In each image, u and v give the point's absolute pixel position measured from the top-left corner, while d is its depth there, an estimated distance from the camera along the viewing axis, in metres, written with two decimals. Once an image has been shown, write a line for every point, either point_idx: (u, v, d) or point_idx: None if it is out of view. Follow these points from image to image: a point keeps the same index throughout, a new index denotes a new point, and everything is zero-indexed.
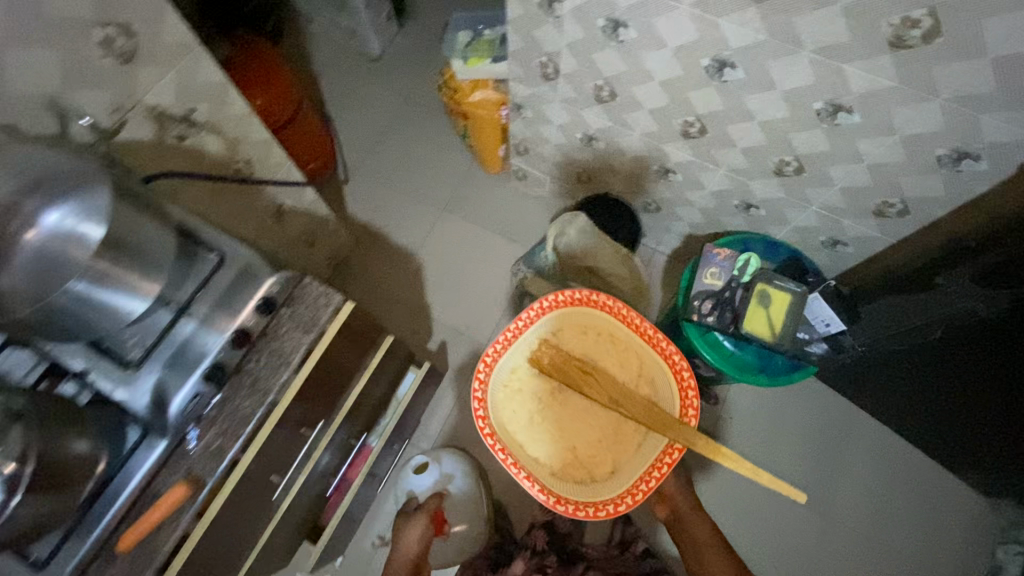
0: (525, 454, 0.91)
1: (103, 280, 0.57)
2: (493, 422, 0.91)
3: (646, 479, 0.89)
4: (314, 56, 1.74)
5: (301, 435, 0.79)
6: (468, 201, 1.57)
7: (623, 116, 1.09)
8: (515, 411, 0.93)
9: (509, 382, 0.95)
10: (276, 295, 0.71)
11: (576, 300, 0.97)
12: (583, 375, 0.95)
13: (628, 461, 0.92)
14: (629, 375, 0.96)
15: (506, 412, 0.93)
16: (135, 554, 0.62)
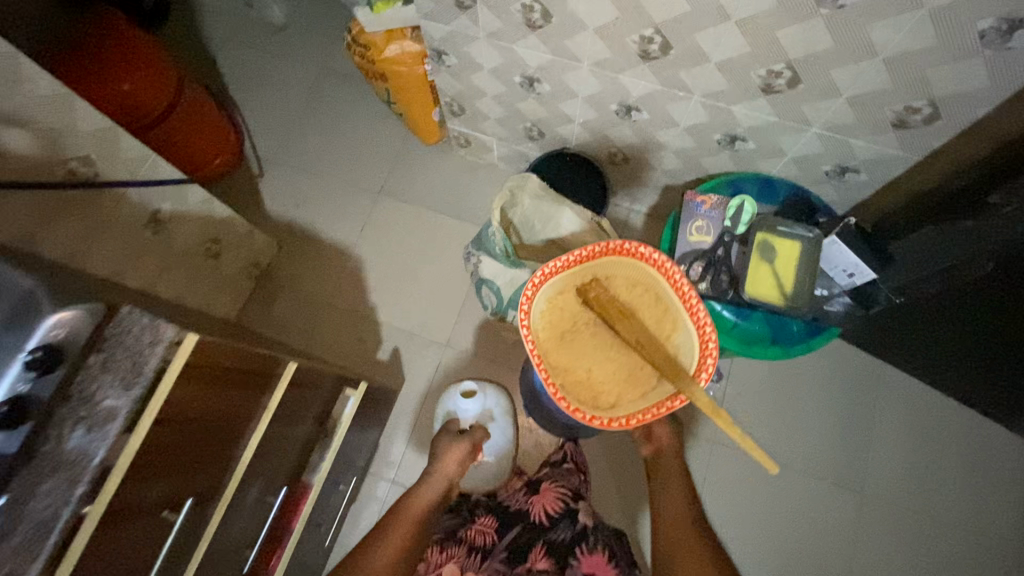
0: (545, 354, 0.70)
1: None
2: (536, 325, 0.71)
3: (642, 415, 0.66)
4: (207, 32, 1.47)
5: (167, 519, 0.57)
6: (406, 180, 1.33)
7: (564, 44, 0.86)
8: (553, 320, 0.72)
9: (558, 298, 0.73)
10: (66, 340, 0.51)
11: (641, 253, 0.71)
12: (623, 310, 0.69)
13: (633, 398, 0.68)
14: (665, 327, 0.70)
15: (550, 319, 0.72)
16: None
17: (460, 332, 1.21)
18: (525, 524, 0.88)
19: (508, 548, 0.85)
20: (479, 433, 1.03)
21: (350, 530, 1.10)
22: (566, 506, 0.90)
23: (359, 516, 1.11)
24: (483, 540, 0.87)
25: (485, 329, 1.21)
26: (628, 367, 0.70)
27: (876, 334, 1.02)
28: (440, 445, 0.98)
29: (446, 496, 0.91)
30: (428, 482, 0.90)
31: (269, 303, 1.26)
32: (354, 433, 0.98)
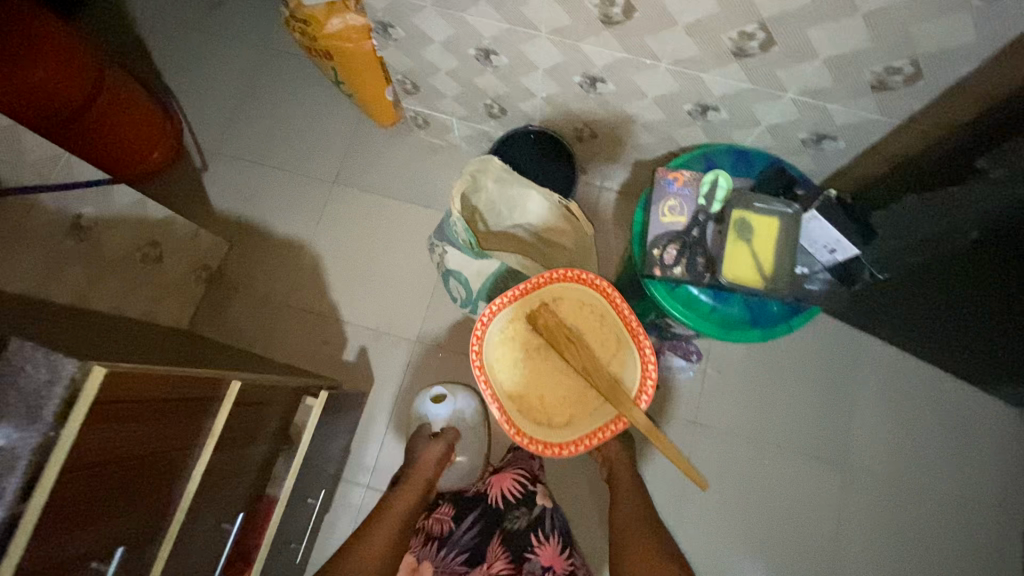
0: (500, 383, 0.76)
1: None
2: (491, 356, 0.77)
3: (589, 438, 0.74)
4: (130, 11, 1.33)
5: (98, 569, 0.51)
6: (363, 166, 1.24)
7: (519, 11, 0.78)
8: (507, 348, 0.78)
9: (509, 327, 0.78)
10: None
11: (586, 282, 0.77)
12: (570, 337, 0.75)
13: (581, 420, 0.76)
14: (609, 348, 0.77)
15: (504, 350, 0.77)
16: None
17: (430, 326, 1.16)
18: (483, 510, 0.86)
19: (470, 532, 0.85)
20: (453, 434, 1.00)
21: (326, 539, 1.06)
22: (525, 489, 0.88)
23: (335, 524, 1.06)
24: (440, 529, 0.85)
25: (455, 320, 1.15)
26: (576, 389, 0.77)
27: (855, 309, 1.00)
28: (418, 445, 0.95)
29: (425, 498, 0.87)
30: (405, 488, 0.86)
31: (221, 308, 1.17)
32: (321, 442, 0.93)
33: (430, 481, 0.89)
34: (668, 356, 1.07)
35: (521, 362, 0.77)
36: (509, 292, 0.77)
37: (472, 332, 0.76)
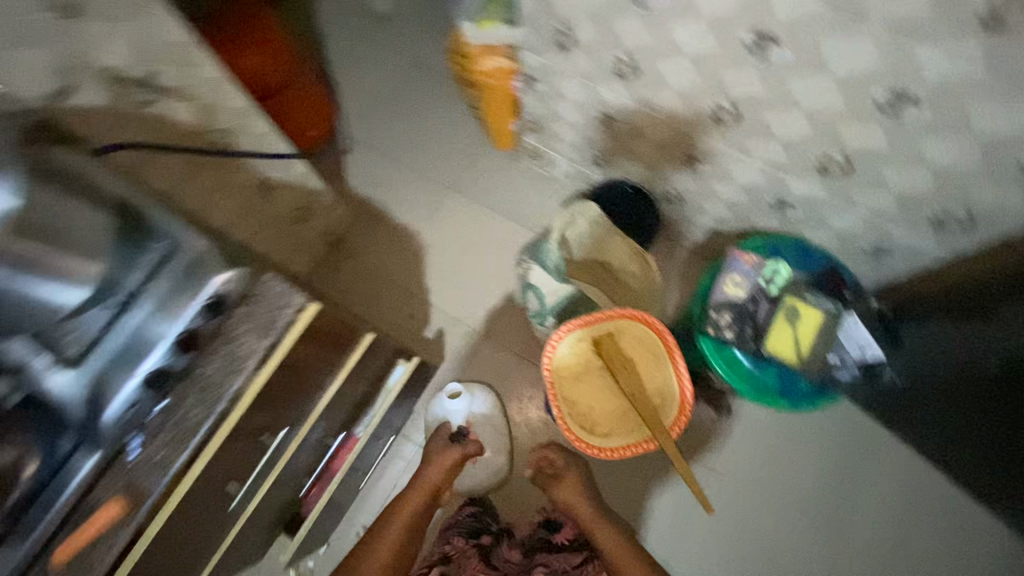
0: (561, 388, 0.93)
1: (25, 267, 0.51)
2: (557, 365, 0.94)
3: (623, 449, 0.91)
4: (318, 13, 1.60)
5: (262, 440, 0.72)
6: (474, 179, 1.45)
7: (645, 95, 0.95)
8: (571, 362, 0.94)
9: (576, 347, 0.94)
10: (231, 293, 0.63)
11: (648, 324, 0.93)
12: (626, 366, 0.91)
13: (620, 433, 0.92)
14: (655, 383, 0.93)
15: (569, 363, 0.94)
16: (71, 569, 0.57)
17: (501, 328, 1.34)
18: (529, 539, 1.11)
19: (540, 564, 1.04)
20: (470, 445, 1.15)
21: (375, 480, 1.25)
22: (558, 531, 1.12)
23: (384, 471, 1.26)
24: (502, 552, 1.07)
25: (522, 327, 1.33)
26: (621, 408, 0.93)
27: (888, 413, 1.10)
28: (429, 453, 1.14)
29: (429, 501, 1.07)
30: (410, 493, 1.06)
31: (337, 267, 1.41)
32: (398, 398, 1.13)
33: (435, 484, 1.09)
34: (700, 406, 1.21)
35: (580, 376, 0.94)
36: (583, 318, 0.92)
37: (546, 344, 0.92)
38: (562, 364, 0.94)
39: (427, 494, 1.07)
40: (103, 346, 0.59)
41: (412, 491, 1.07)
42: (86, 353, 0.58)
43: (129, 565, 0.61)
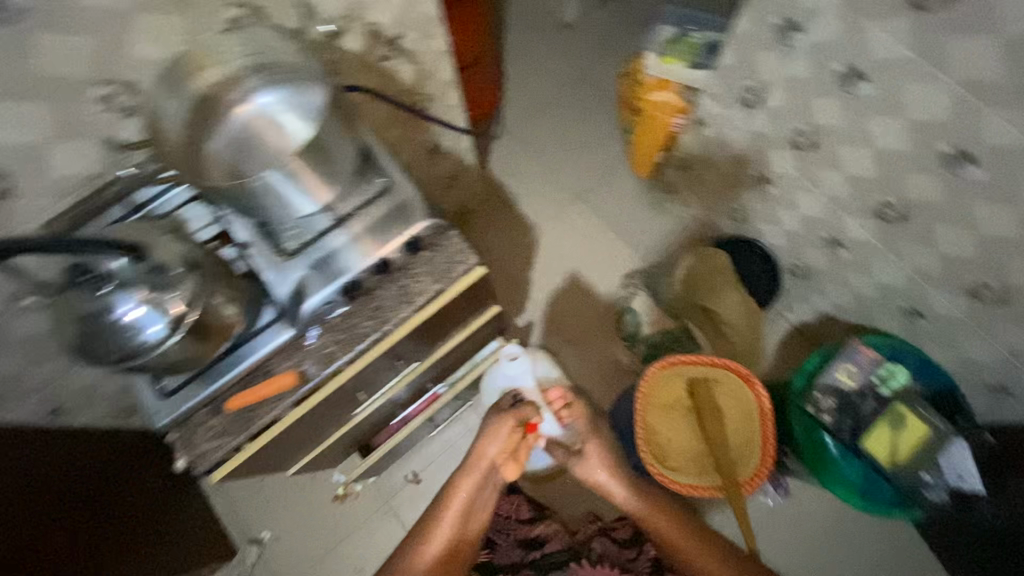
0: (645, 414, 0.99)
1: (291, 175, 0.64)
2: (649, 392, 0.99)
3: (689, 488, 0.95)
4: (509, 7, 1.73)
5: (392, 366, 0.82)
6: (605, 196, 1.52)
7: (814, 170, 0.99)
8: (662, 393, 0.99)
9: (671, 381, 0.99)
10: (423, 237, 0.73)
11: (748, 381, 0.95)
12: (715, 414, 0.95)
13: (690, 473, 0.97)
14: (740, 438, 0.96)
15: (659, 394, 0.99)
16: (236, 416, 0.68)
17: (589, 339, 1.39)
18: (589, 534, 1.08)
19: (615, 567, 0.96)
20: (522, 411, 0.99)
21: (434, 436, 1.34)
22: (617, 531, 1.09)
23: (444, 431, 1.35)
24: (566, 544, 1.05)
25: (608, 345, 1.38)
26: (697, 450, 0.98)
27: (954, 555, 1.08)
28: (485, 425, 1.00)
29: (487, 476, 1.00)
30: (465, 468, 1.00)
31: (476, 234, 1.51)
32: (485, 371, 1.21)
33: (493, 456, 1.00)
34: None
35: (667, 409, 0.99)
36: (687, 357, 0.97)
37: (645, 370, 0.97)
38: (654, 392, 0.99)
39: (482, 473, 0.99)
40: (312, 248, 0.71)
41: (461, 473, 0.99)
42: (298, 250, 0.70)
43: (268, 437, 0.70)
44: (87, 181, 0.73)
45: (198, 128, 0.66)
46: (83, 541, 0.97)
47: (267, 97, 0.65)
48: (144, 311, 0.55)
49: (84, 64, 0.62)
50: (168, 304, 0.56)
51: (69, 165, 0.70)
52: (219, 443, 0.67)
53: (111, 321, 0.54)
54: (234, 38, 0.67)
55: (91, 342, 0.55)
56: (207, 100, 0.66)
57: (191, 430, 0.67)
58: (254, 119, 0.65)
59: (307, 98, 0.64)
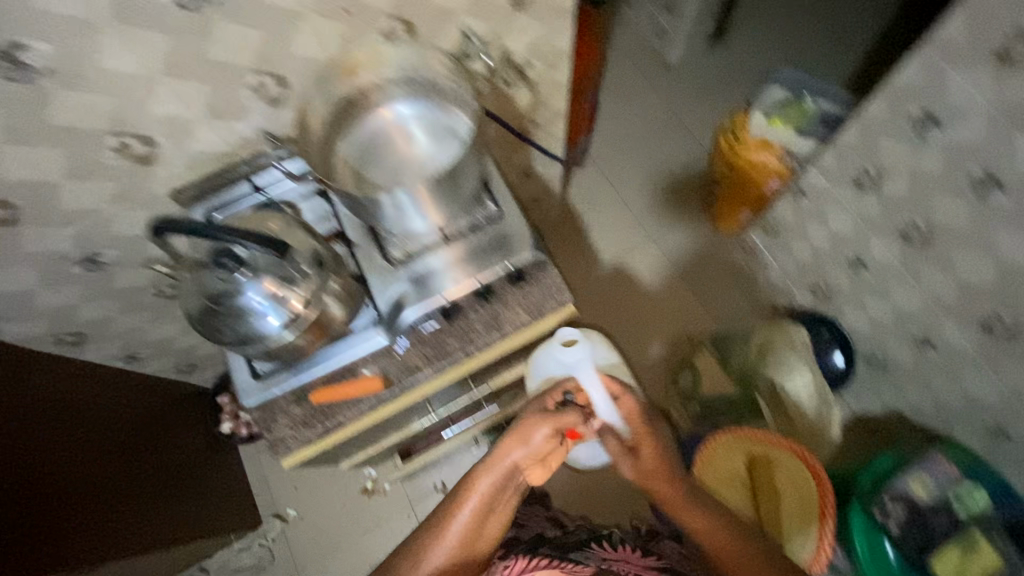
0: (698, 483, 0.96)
1: (415, 198, 0.68)
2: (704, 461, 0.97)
3: None
4: (613, 39, 1.72)
5: (463, 386, 0.82)
6: (679, 242, 1.49)
7: (922, 267, 0.95)
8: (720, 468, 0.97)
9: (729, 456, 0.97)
10: (523, 268, 0.73)
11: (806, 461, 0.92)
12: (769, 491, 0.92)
13: None
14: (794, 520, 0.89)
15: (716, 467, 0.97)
16: (317, 410, 0.70)
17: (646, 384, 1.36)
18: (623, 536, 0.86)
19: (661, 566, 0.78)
20: (567, 416, 0.76)
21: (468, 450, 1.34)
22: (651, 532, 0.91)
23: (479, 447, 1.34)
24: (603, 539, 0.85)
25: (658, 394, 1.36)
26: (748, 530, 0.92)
27: None
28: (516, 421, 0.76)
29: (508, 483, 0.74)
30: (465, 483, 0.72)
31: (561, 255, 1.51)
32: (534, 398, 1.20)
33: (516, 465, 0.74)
34: None
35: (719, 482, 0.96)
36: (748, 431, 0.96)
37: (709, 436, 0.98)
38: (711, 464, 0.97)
39: (504, 476, 0.73)
40: (416, 260, 0.72)
41: (483, 467, 0.73)
42: (403, 260, 0.72)
43: (328, 440, 0.71)
44: (219, 159, 0.76)
45: (338, 127, 0.72)
46: (127, 489, 1.00)
47: (409, 106, 0.71)
48: (266, 303, 0.57)
49: (248, 55, 0.65)
50: (288, 300, 0.58)
51: (208, 142, 0.72)
52: (298, 431, 0.69)
53: (244, 313, 0.57)
54: (386, 53, 0.69)
55: (217, 323, 0.57)
56: (351, 103, 0.72)
57: (273, 414, 0.69)
58: (389, 122, 0.72)
59: (446, 120, 0.71)
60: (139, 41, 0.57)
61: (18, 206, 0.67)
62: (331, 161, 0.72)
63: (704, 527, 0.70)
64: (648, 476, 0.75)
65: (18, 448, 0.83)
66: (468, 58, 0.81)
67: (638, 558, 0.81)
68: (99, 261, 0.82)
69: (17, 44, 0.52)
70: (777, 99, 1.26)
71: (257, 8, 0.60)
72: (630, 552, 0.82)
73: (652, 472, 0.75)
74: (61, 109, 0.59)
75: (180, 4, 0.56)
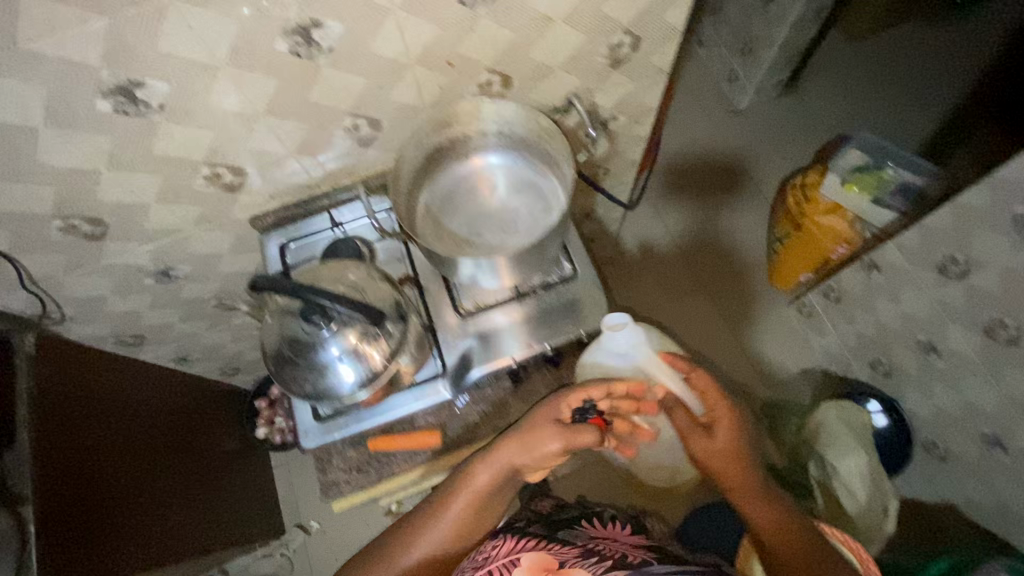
0: None
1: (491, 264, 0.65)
2: None
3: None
4: (682, 76, 1.69)
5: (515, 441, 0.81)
6: (732, 293, 1.45)
7: (1004, 366, 0.90)
8: None
9: None
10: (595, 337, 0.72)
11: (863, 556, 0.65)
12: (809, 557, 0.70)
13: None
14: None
15: None
16: (373, 456, 0.69)
17: None
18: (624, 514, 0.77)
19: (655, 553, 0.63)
20: (582, 433, 0.61)
21: None
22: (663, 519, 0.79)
23: None
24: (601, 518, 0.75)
25: None
26: None
27: None
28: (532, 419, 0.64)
29: (509, 482, 0.65)
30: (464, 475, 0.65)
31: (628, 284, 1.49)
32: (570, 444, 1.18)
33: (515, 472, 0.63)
34: None
35: None
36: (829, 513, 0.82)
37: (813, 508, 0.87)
38: None
39: (505, 477, 0.64)
40: (486, 314, 0.71)
41: (481, 457, 0.64)
42: (472, 312, 0.71)
43: (377, 489, 0.71)
44: (301, 191, 0.76)
45: (424, 173, 0.73)
46: (177, 489, 1.01)
47: (498, 159, 0.74)
48: (347, 361, 0.56)
49: (348, 99, 0.64)
50: (368, 360, 0.57)
51: (294, 174, 0.73)
52: (353, 476, 0.69)
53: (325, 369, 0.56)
54: (482, 106, 0.68)
55: (296, 374, 0.57)
56: (441, 152, 0.73)
57: (330, 455, 0.69)
58: (476, 172, 0.74)
59: (534, 179, 0.73)
60: (251, 83, 0.57)
61: (108, 224, 0.68)
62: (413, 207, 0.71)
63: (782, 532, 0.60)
64: (718, 457, 0.64)
65: (84, 445, 0.83)
66: (555, 110, 0.80)
67: (629, 536, 0.69)
68: (171, 274, 0.83)
69: (138, 82, 0.52)
70: (855, 165, 1.20)
71: (366, 58, 0.60)
72: (621, 531, 0.71)
73: (722, 458, 0.63)
74: (166, 141, 0.60)
75: (295, 52, 0.56)
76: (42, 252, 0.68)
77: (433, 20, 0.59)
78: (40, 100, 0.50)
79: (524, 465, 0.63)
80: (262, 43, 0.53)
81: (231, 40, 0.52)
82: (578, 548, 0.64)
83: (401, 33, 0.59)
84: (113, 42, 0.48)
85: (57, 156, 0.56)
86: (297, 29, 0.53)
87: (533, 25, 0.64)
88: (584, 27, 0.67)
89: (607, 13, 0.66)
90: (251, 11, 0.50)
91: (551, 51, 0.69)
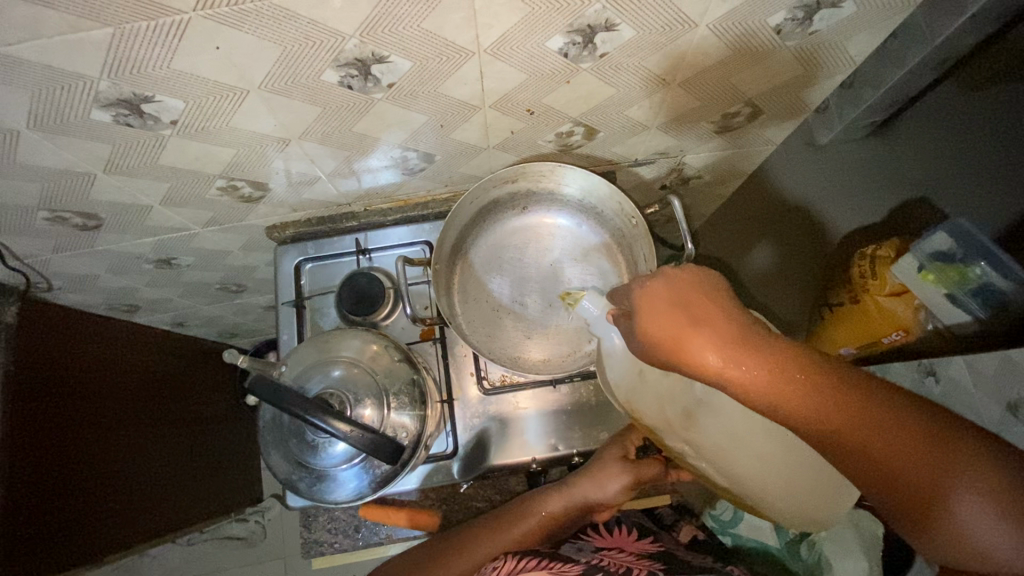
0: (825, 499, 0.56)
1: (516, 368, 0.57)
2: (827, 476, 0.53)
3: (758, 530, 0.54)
4: None
5: None
6: None
7: None
8: None
9: None
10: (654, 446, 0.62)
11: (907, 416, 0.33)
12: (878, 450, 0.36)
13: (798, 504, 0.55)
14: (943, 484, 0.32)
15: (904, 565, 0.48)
16: (364, 522, 0.64)
17: None
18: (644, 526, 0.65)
19: (666, 562, 0.54)
20: (649, 470, 0.59)
21: None
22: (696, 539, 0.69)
23: None
24: (614, 530, 0.63)
25: None
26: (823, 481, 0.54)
27: None
28: (604, 450, 0.59)
29: (573, 518, 0.59)
30: (510, 512, 0.58)
31: None
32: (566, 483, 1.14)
33: (589, 505, 0.58)
34: None
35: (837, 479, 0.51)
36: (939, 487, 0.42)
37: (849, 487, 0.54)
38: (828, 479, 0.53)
39: (576, 512, 0.58)
40: (513, 393, 0.63)
41: (556, 490, 0.58)
42: (496, 387, 0.63)
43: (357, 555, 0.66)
44: (328, 206, 0.66)
45: (474, 222, 0.65)
46: (149, 468, 0.94)
47: (559, 221, 0.65)
48: (349, 469, 0.49)
49: (400, 132, 0.53)
50: (369, 468, 0.49)
51: (323, 192, 0.62)
52: (340, 537, 0.64)
53: (324, 477, 0.49)
54: (560, 169, 0.61)
55: (290, 475, 0.50)
56: (499, 202, 0.64)
57: (320, 511, 0.64)
58: (530, 227, 0.66)
59: (597, 251, 0.64)
60: (287, 108, 0.46)
61: (102, 218, 0.58)
62: (453, 256, 0.64)
63: (824, 419, 0.33)
64: (663, 356, 0.37)
65: (65, 426, 0.76)
66: (637, 164, 0.68)
67: (635, 544, 0.59)
68: (173, 262, 0.74)
69: (145, 97, 0.41)
70: (946, 252, 0.64)
71: (433, 97, 0.48)
72: (625, 537, 0.61)
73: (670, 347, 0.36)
74: (176, 154, 0.49)
75: (346, 84, 0.44)
76: (26, 236, 0.59)
77: (523, 68, 0.46)
78: (23, 105, 0.40)
79: (599, 496, 0.58)
80: (309, 72, 0.42)
81: (270, 65, 0.40)
82: (581, 565, 0.51)
83: (480, 76, 0.46)
84: (117, 55, 0.37)
85: (44, 157, 0.46)
86: (353, 62, 0.42)
87: (642, 87, 0.51)
88: (701, 94, 0.54)
89: (735, 83, 0.53)
90: (300, 38, 0.38)
91: (655, 113, 0.57)
